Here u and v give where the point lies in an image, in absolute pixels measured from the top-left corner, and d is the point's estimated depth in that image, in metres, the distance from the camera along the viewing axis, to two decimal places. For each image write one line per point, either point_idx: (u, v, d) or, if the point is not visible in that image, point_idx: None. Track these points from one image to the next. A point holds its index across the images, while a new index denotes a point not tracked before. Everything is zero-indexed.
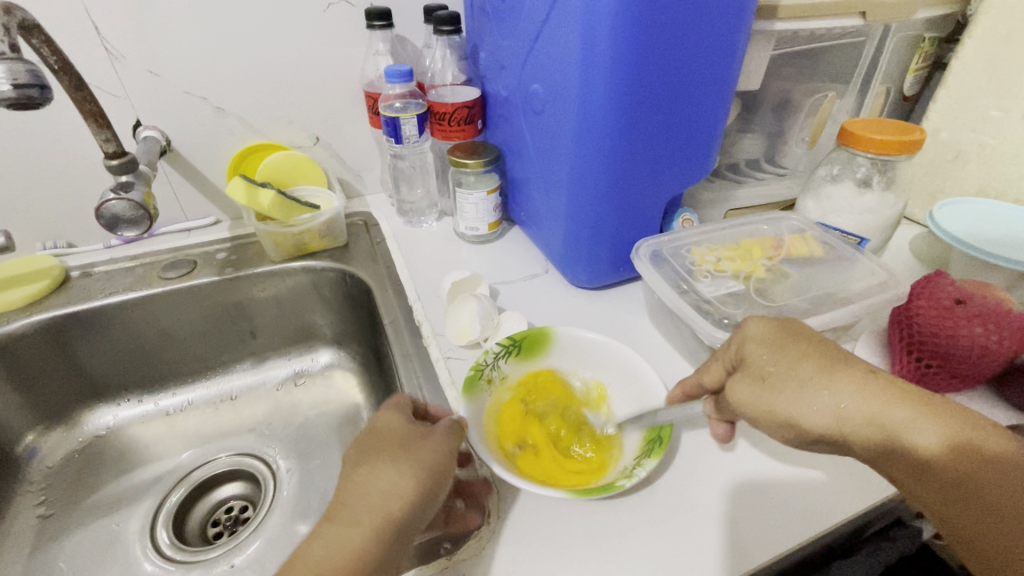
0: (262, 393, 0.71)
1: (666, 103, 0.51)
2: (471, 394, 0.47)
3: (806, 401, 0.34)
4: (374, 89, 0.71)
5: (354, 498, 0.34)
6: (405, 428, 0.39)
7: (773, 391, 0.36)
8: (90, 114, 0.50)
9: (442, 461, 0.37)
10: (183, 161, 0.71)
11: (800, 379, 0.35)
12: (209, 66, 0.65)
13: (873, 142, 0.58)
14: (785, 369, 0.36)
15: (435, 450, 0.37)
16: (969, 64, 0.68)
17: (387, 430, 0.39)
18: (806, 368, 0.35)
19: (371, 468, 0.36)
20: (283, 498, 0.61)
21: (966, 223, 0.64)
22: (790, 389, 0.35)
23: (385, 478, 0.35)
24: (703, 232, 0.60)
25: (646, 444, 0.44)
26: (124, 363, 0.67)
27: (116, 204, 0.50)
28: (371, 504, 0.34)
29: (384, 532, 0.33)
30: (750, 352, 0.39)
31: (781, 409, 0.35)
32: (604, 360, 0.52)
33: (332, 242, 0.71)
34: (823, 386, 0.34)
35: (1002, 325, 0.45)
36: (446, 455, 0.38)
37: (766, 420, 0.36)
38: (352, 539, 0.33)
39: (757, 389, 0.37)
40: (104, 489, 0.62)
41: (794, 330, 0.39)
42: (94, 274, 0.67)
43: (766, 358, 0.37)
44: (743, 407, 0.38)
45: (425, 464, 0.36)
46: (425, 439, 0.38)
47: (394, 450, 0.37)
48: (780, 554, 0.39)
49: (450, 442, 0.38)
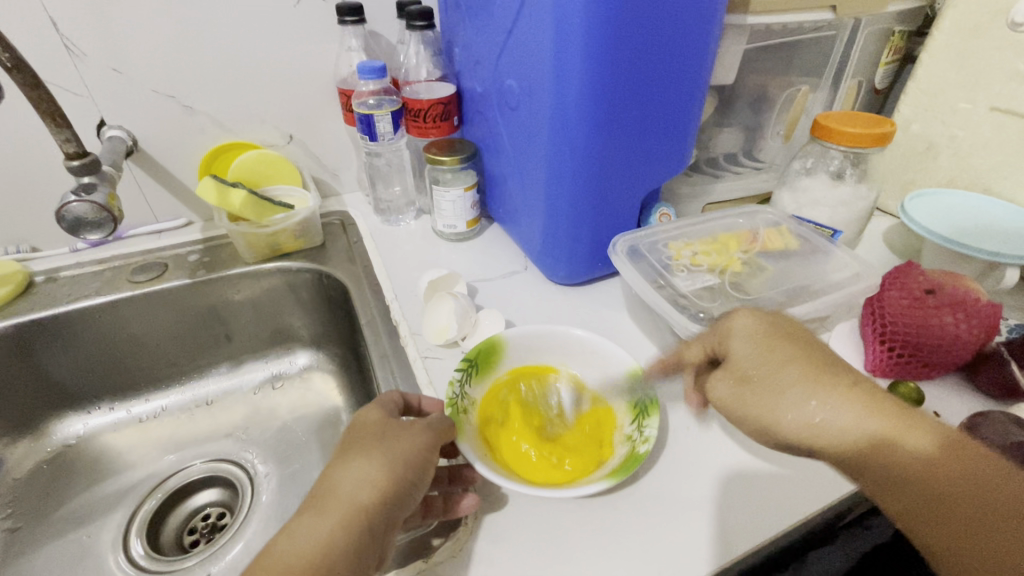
0: (238, 397, 0.70)
1: (640, 98, 0.51)
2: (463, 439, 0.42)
3: (783, 407, 0.34)
4: (348, 86, 0.70)
5: (327, 491, 0.34)
6: (383, 421, 0.38)
7: (752, 397, 0.36)
8: (47, 113, 0.48)
9: (420, 453, 0.37)
10: (151, 161, 0.69)
11: (782, 383, 0.35)
12: (175, 63, 0.64)
13: (844, 135, 0.58)
14: (763, 373, 0.36)
15: (412, 441, 0.37)
16: (937, 57, 0.69)
17: (368, 425, 0.38)
18: (787, 376, 0.35)
19: (347, 461, 0.36)
20: (260, 503, 0.60)
21: (938, 215, 0.64)
22: (767, 397, 0.35)
23: (359, 469, 0.35)
24: (679, 227, 0.61)
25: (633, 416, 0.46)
26: (93, 370, 0.65)
27: (77, 206, 0.48)
28: (342, 496, 0.34)
29: (354, 521, 0.33)
30: (730, 354, 0.39)
31: (759, 416, 0.35)
32: (558, 347, 0.52)
33: (308, 242, 0.70)
34: (807, 393, 0.34)
35: (970, 313, 0.47)
36: (424, 447, 0.37)
37: (742, 422, 0.37)
38: (321, 530, 0.32)
39: (736, 394, 0.37)
40: (74, 500, 0.60)
41: (774, 329, 0.38)
42: (60, 279, 0.65)
43: (748, 360, 0.37)
44: (723, 407, 0.38)
45: (401, 455, 0.36)
46: (403, 431, 0.37)
47: (371, 443, 0.37)
48: (755, 547, 0.39)
49: (430, 434, 0.38)
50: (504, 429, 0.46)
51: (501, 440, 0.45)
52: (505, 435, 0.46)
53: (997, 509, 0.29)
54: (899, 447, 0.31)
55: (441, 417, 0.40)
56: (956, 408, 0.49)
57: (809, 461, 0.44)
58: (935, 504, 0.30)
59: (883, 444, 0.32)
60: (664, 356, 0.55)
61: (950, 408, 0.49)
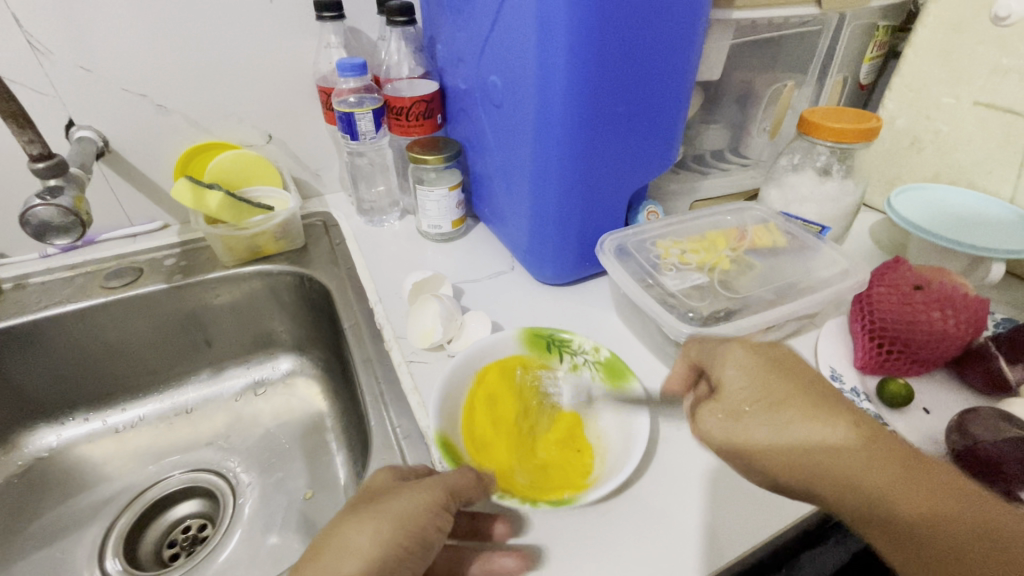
0: (219, 404, 0.68)
1: (626, 95, 0.50)
2: (574, 497, 0.39)
3: (782, 442, 0.33)
4: (328, 84, 0.68)
5: (322, 550, 0.32)
6: (392, 482, 0.36)
7: (747, 428, 0.35)
8: (8, 113, 0.46)
9: (424, 521, 0.34)
10: (123, 162, 0.67)
11: (780, 421, 0.34)
12: (147, 61, 0.62)
13: (831, 131, 0.58)
14: (760, 404, 0.35)
15: (422, 507, 0.34)
16: (921, 52, 0.69)
17: (378, 490, 0.36)
18: (787, 412, 0.34)
19: (350, 519, 0.33)
20: (242, 514, 0.58)
21: (924, 210, 0.65)
22: (764, 429, 0.34)
23: (358, 530, 0.32)
24: (667, 225, 0.60)
25: (559, 356, 0.51)
26: (66, 380, 0.63)
27: (43, 210, 0.46)
28: (335, 559, 0.31)
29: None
30: (721, 383, 0.38)
31: (754, 445, 0.34)
32: (488, 356, 0.49)
33: (289, 244, 0.68)
34: (804, 429, 0.33)
35: (958, 308, 0.47)
36: (428, 514, 0.34)
37: (739, 456, 0.35)
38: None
39: (730, 425, 0.36)
40: (47, 515, 0.58)
41: (757, 356, 0.38)
42: (29, 285, 0.63)
43: (742, 393, 0.36)
44: (711, 437, 0.36)
45: (404, 522, 0.33)
46: (407, 492, 0.35)
47: (378, 507, 0.34)
48: (748, 551, 0.38)
49: (441, 495, 0.35)
50: (526, 469, 0.43)
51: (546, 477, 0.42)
52: (526, 474, 0.42)
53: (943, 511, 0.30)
54: (874, 459, 0.31)
55: (457, 474, 0.37)
56: (946, 403, 0.49)
57: None
58: (912, 531, 0.30)
59: (864, 462, 0.31)
60: (653, 356, 0.55)
61: (940, 404, 0.49)
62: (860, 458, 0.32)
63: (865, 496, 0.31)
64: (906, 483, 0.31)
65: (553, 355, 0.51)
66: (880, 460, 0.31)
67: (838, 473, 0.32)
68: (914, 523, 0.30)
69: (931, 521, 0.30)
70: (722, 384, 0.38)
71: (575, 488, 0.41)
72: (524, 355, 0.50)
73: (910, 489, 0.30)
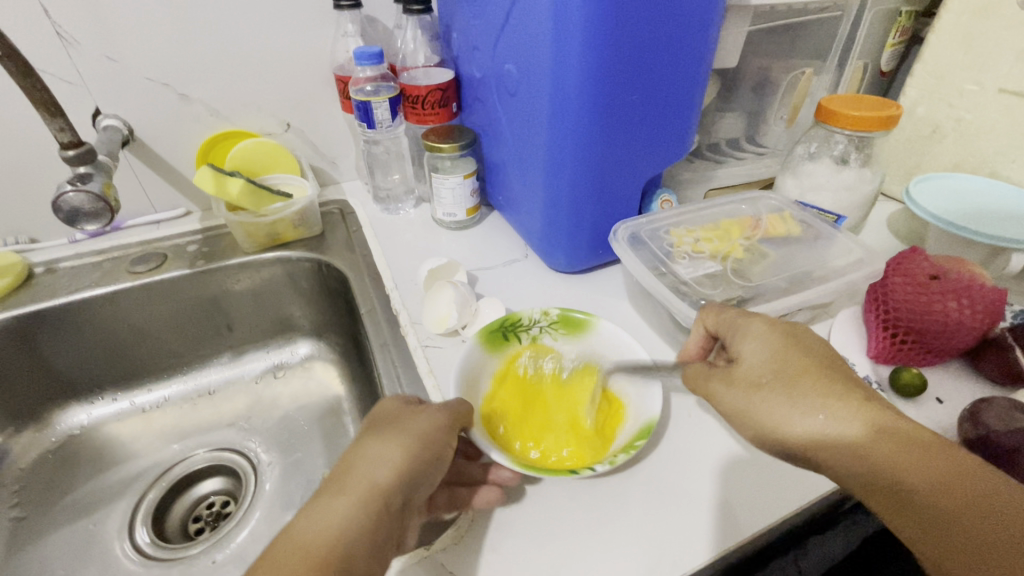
0: (240, 386, 0.70)
1: (640, 82, 0.50)
2: (650, 419, 0.42)
3: (795, 418, 0.34)
4: (345, 72, 0.69)
5: (345, 472, 0.35)
6: (398, 409, 0.39)
7: (763, 402, 0.36)
8: (40, 103, 0.47)
9: (433, 437, 0.37)
10: (147, 150, 0.68)
11: (794, 396, 0.35)
12: (170, 52, 0.63)
13: (850, 119, 0.57)
14: (780, 381, 0.36)
15: (424, 425, 0.37)
16: (945, 38, 0.68)
17: (382, 414, 0.39)
18: (803, 387, 0.35)
19: (366, 444, 0.36)
20: (264, 491, 0.60)
21: (943, 199, 0.64)
22: (780, 404, 0.35)
23: (374, 449, 0.35)
24: (681, 214, 0.60)
25: (515, 339, 0.51)
26: (95, 362, 0.65)
27: (73, 196, 0.48)
28: (360, 475, 0.34)
29: (372, 498, 0.33)
30: (740, 357, 0.39)
31: (766, 417, 0.36)
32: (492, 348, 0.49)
33: (307, 231, 0.70)
34: (818, 403, 0.34)
35: (974, 299, 0.46)
36: (438, 431, 0.37)
37: (755, 427, 0.36)
38: (338, 508, 0.32)
39: (746, 397, 0.37)
40: (80, 489, 0.60)
41: (780, 334, 0.39)
42: (59, 270, 0.65)
43: (759, 367, 0.37)
44: (729, 408, 0.38)
45: (415, 440, 0.36)
46: (416, 415, 0.38)
47: (384, 429, 0.37)
48: (765, 530, 0.38)
49: (440, 414, 0.38)
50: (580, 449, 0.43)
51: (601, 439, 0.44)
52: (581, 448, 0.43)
53: (953, 492, 0.29)
54: (886, 444, 0.31)
55: (456, 402, 0.40)
56: (961, 394, 0.49)
57: None
58: (918, 496, 0.30)
59: (874, 444, 0.32)
60: (664, 343, 0.55)
61: (954, 394, 0.49)
62: (872, 441, 0.32)
63: (875, 477, 0.31)
64: (906, 459, 0.31)
65: (512, 341, 0.51)
66: (891, 443, 0.31)
67: (848, 457, 0.32)
68: (914, 495, 0.30)
69: (932, 490, 0.29)
70: (742, 359, 0.39)
71: (630, 418, 0.44)
72: (489, 357, 0.49)
73: (915, 463, 0.30)
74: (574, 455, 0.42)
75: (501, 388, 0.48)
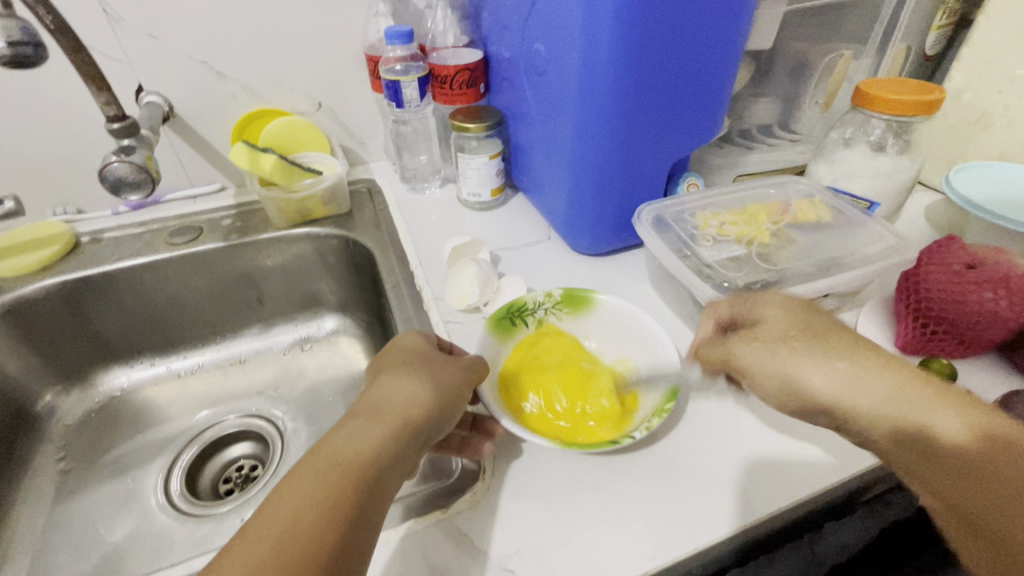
0: (270, 357, 0.73)
1: (671, 63, 0.49)
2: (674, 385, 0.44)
3: (818, 369, 0.34)
4: (375, 52, 0.70)
5: (378, 403, 0.37)
6: (427, 353, 0.42)
7: (786, 355, 0.35)
8: (89, 76, 0.50)
9: (458, 389, 0.40)
10: (186, 127, 0.71)
11: (819, 351, 0.34)
12: (209, 30, 0.65)
13: (889, 103, 0.55)
14: (803, 337, 0.36)
15: (452, 377, 0.40)
16: (996, 19, 0.65)
17: (412, 352, 0.42)
18: (827, 343, 0.35)
19: (394, 381, 0.38)
20: (290, 457, 0.62)
21: (985, 189, 0.61)
22: (805, 360, 0.34)
23: (405, 388, 0.38)
24: (707, 197, 0.59)
25: (523, 324, 0.51)
26: (135, 328, 0.69)
27: (118, 166, 0.50)
28: (394, 409, 0.36)
29: (402, 433, 0.35)
30: (759, 322, 0.38)
31: (789, 370, 0.35)
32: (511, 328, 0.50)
33: (336, 208, 0.71)
34: (840, 356, 0.34)
35: (1013, 290, 0.44)
36: (462, 386, 0.40)
37: (773, 380, 0.36)
38: (373, 434, 0.34)
39: (767, 350, 0.36)
40: (120, 447, 0.64)
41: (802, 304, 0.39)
42: (103, 239, 0.69)
43: (781, 327, 0.37)
44: (749, 368, 0.37)
45: (443, 388, 0.39)
46: (445, 366, 0.41)
47: (416, 368, 0.40)
48: (779, 512, 0.38)
49: (466, 372, 0.41)
50: (599, 418, 0.44)
51: (616, 410, 0.44)
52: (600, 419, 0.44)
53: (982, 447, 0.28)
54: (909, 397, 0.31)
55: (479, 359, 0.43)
56: (993, 387, 0.47)
57: (830, 435, 0.43)
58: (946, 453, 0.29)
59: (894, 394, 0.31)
60: (685, 327, 0.55)
61: (985, 388, 0.47)
62: (896, 395, 0.31)
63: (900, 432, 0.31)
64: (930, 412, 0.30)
65: (519, 326, 0.51)
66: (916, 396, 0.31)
67: (871, 409, 0.32)
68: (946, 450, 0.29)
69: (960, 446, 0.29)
70: (763, 322, 0.38)
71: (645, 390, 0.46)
72: (499, 344, 0.49)
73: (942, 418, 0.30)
74: (596, 427, 0.43)
75: (515, 370, 0.47)
